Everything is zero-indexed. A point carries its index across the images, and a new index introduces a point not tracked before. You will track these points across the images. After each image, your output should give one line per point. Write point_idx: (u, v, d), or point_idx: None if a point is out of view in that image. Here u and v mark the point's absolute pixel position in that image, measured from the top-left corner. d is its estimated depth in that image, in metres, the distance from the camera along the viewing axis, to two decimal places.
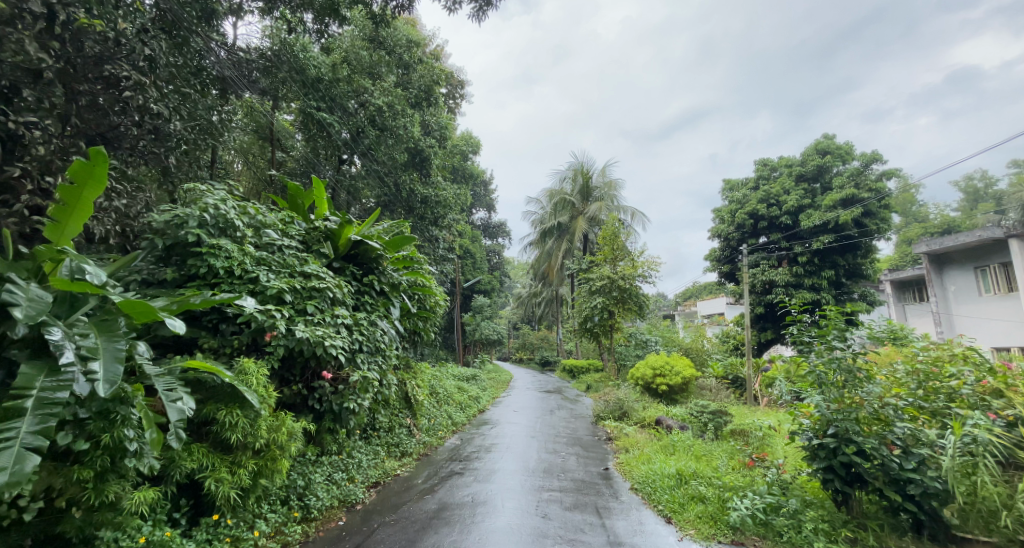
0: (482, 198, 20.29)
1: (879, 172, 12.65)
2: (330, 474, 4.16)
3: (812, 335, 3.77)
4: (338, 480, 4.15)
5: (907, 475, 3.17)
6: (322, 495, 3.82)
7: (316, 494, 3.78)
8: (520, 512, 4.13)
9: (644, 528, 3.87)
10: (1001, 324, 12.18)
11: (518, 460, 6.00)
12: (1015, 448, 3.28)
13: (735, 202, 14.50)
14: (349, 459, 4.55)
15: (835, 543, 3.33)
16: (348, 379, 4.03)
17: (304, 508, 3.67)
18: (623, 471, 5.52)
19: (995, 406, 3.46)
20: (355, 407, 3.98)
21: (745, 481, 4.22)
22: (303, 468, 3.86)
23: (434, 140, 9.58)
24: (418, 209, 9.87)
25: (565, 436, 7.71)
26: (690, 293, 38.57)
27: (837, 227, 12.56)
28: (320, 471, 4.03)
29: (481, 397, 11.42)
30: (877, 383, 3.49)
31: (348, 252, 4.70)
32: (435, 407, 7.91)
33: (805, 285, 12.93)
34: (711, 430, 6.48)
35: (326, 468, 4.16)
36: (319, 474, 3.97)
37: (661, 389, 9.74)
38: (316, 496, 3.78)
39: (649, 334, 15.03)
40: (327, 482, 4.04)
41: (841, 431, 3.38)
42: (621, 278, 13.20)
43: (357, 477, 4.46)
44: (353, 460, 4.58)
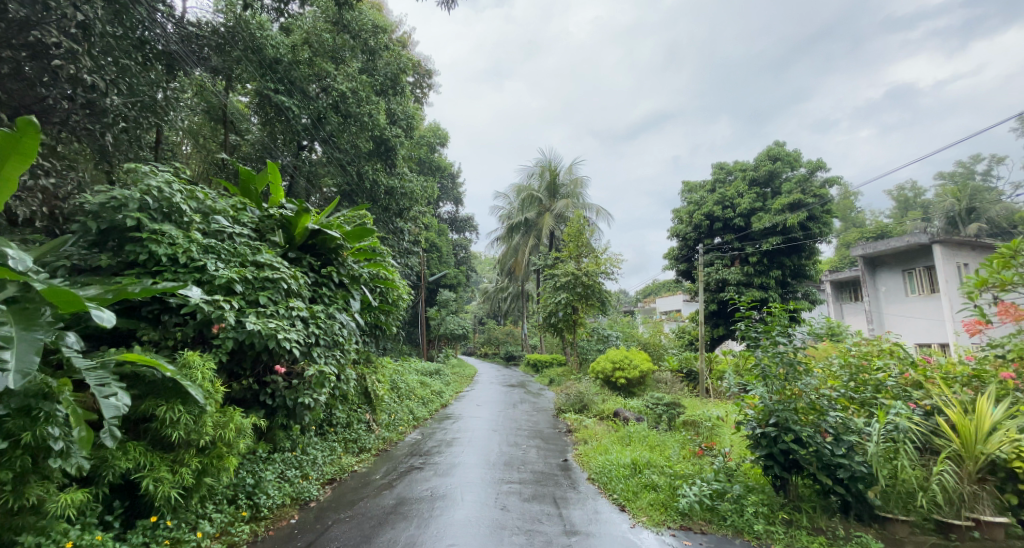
0: (449, 191, 20.05)
1: (823, 179, 13.42)
2: (282, 471, 4.02)
3: (758, 331, 3.97)
4: (291, 478, 4.02)
5: (837, 460, 3.41)
6: (273, 493, 3.67)
7: (266, 492, 3.63)
8: (479, 504, 4.15)
9: (599, 517, 3.98)
10: (924, 322, 13.27)
11: (480, 453, 6.01)
12: (931, 434, 3.60)
13: (694, 203, 15.05)
14: (303, 455, 4.42)
15: (772, 525, 3.56)
16: (302, 373, 3.90)
17: (253, 507, 3.53)
18: (582, 463, 5.64)
19: (915, 396, 3.78)
20: (310, 402, 3.86)
21: (694, 469, 4.41)
22: (253, 465, 3.72)
23: (400, 129, 9.32)
24: (382, 200, 9.62)
25: (527, 429, 7.77)
26: (650, 290, 39.83)
27: (784, 229, 13.26)
28: (272, 468, 3.89)
29: (443, 392, 11.34)
30: (814, 375, 3.74)
31: (305, 242, 4.53)
32: (396, 402, 7.79)
33: (754, 283, 13.60)
34: (665, 422, 6.72)
35: (279, 465, 4.02)
36: (271, 472, 3.84)
37: (620, 382, 10.03)
38: (266, 494, 3.63)
39: (611, 329, 15.34)
40: (279, 480, 3.90)
41: (781, 420, 3.60)
42: (585, 274, 13.43)
43: (311, 474, 4.34)
44: (307, 456, 4.45)
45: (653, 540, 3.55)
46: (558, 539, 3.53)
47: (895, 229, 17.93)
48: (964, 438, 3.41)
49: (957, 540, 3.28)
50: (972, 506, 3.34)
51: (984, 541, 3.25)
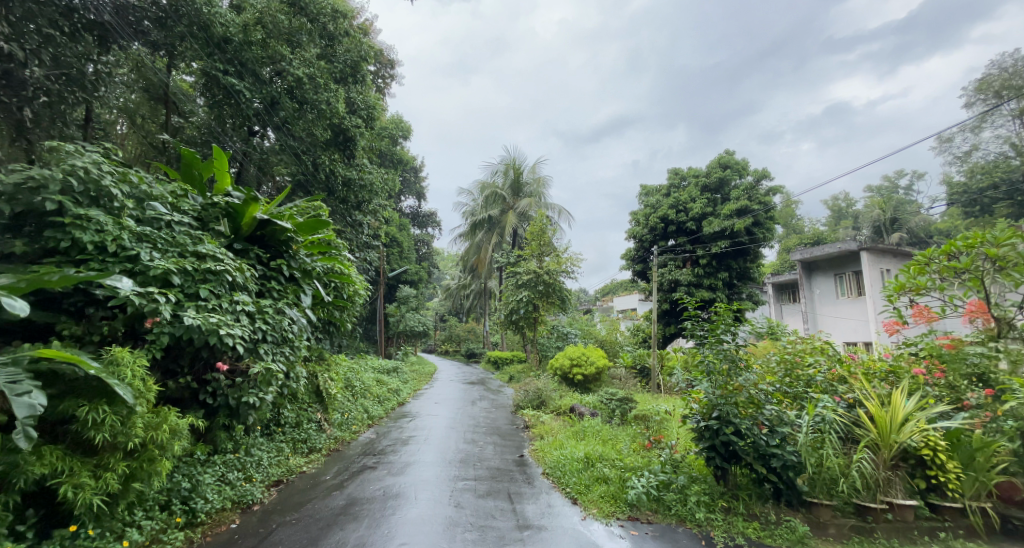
0: (411, 185, 19.68)
1: (767, 187, 14.21)
2: (222, 474, 3.83)
3: (704, 329, 4.17)
4: (233, 481, 3.83)
5: (772, 450, 3.65)
6: (211, 498, 3.50)
7: (204, 496, 3.46)
8: (432, 502, 4.13)
9: (552, 511, 4.06)
10: (852, 322, 14.35)
11: (436, 451, 5.99)
12: (853, 425, 3.91)
13: (650, 206, 15.66)
14: (247, 457, 4.24)
15: (712, 513, 3.77)
16: (247, 370, 3.74)
17: (188, 513, 3.36)
18: (537, 458, 5.73)
19: (840, 390, 4.10)
20: (255, 401, 3.70)
21: (643, 461, 4.57)
22: (190, 469, 3.54)
23: (360, 119, 9.03)
24: (339, 192, 9.31)
25: (485, 426, 7.79)
26: (608, 289, 40.77)
27: (732, 234, 13.95)
28: (211, 471, 3.71)
29: (401, 390, 11.14)
30: (753, 371, 3.97)
31: (252, 233, 4.31)
32: (350, 401, 7.59)
33: (704, 284, 14.26)
34: (618, 416, 6.93)
35: (219, 467, 3.83)
36: (209, 475, 3.65)
37: (577, 378, 10.26)
38: (203, 499, 3.46)
39: (570, 327, 15.48)
40: (218, 483, 3.72)
41: (723, 414, 3.80)
42: (547, 273, 13.61)
43: (255, 476, 4.16)
44: (251, 458, 4.28)
45: (603, 532, 3.66)
46: (511, 534, 3.57)
47: (832, 236, 19.22)
48: (881, 428, 3.72)
49: (873, 521, 3.57)
50: (886, 490, 3.65)
51: (896, 522, 3.55)
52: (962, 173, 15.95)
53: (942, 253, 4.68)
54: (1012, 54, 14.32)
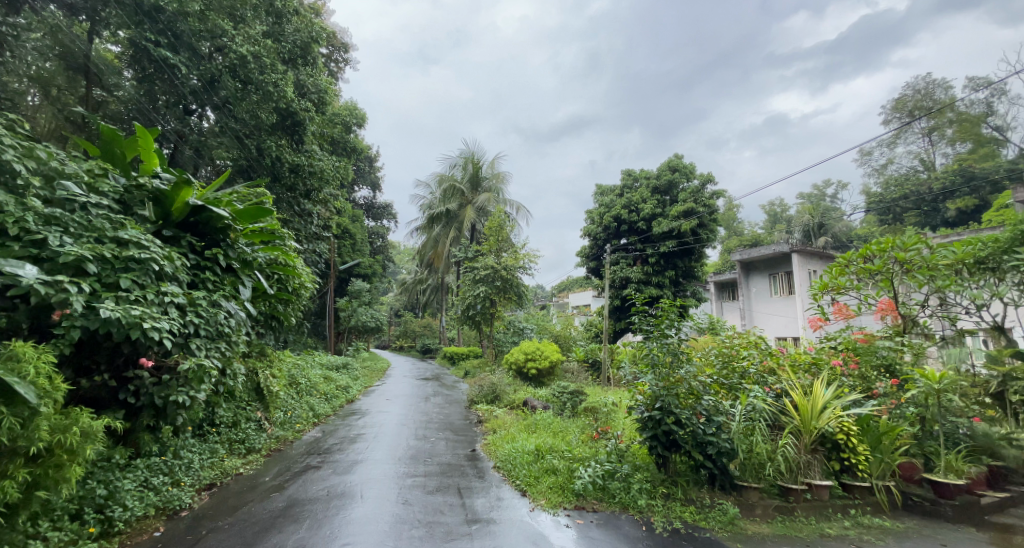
0: (365, 174, 19.09)
1: (712, 191, 14.93)
2: (145, 479, 3.57)
3: (651, 324, 4.35)
4: (157, 485, 3.59)
5: (708, 438, 3.86)
6: (132, 505, 3.27)
7: (123, 504, 3.22)
8: (380, 500, 4.07)
9: (501, 503, 4.11)
10: (782, 319, 15.40)
11: (386, 448, 5.90)
12: (780, 413, 4.21)
13: (604, 205, 16.10)
14: (175, 460, 3.98)
15: (653, 499, 3.95)
16: (175, 367, 3.49)
17: (104, 522, 3.11)
18: (489, 452, 5.76)
19: (769, 381, 4.41)
20: (184, 400, 3.46)
21: (590, 452, 4.72)
22: (106, 474, 3.27)
23: (310, 103, 8.64)
24: (286, 179, 8.87)
25: (437, 422, 7.73)
26: (564, 285, 41.48)
27: (679, 234, 14.57)
28: (132, 476, 3.44)
29: (351, 386, 10.84)
30: (693, 364, 4.18)
31: (184, 219, 4.02)
32: (294, 398, 7.30)
33: (652, 282, 14.88)
34: (569, 409, 7.11)
35: (142, 472, 3.56)
36: (130, 480, 3.40)
37: (531, 372, 10.40)
38: (123, 506, 3.22)
39: (525, 322, 15.51)
40: (140, 489, 3.46)
41: (665, 404, 3.97)
42: (504, 268, 13.65)
43: (184, 480, 3.92)
44: (180, 461, 4.02)
45: (550, 521, 3.75)
46: (459, 528, 3.58)
47: (769, 239, 20.50)
48: (803, 415, 4.04)
49: (794, 501, 3.86)
50: (805, 472, 3.97)
51: (813, 501, 3.87)
52: (880, 184, 17.48)
53: (859, 256, 5.14)
54: (924, 78, 15.85)
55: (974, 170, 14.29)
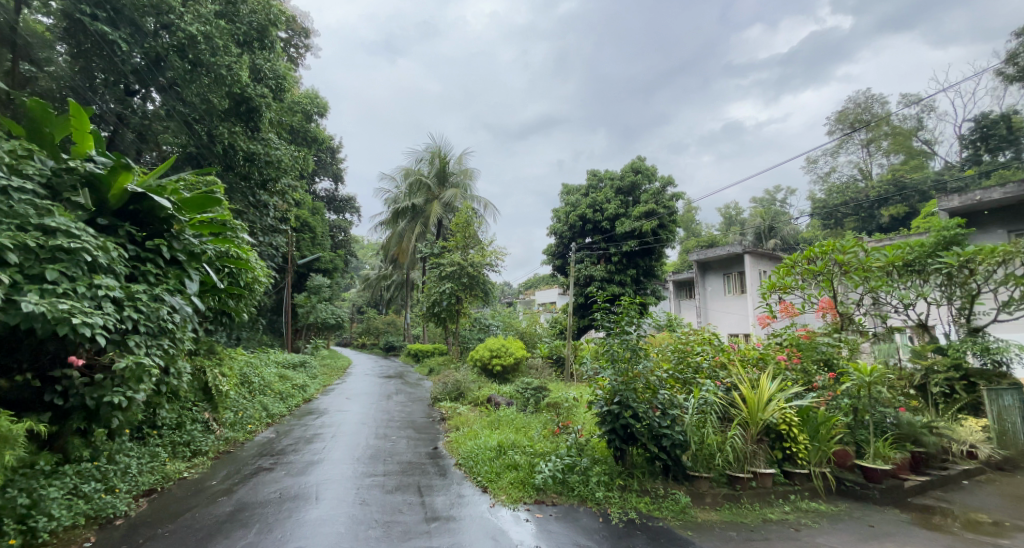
0: (327, 165, 18.51)
1: (672, 193, 15.42)
2: (74, 486, 3.35)
3: (611, 320, 4.46)
4: (88, 492, 3.39)
5: (662, 430, 4.01)
6: (59, 514, 3.07)
7: (48, 513, 3.01)
8: (336, 502, 3.99)
9: (460, 501, 4.12)
10: (734, 316, 16.09)
11: (344, 448, 5.78)
12: (730, 406, 4.42)
13: (570, 204, 16.35)
14: (109, 466, 3.75)
15: (610, 491, 4.07)
16: (110, 366, 3.29)
17: (26, 533, 2.91)
18: (451, 450, 5.75)
19: (721, 376, 4.62)
20: (121, 401, 3.25)
21: (551, 447, 4.79)
22: (29, 482, 3.06)
23: (267, 89, 8.31)
24: (240, 168, 8.49)
25: (399, 420, 7.63)
26: (530, 283, 41.80)
27: (640, 234, 14.97)
28: (59, 484, 3.22)
29: (308, 385, 10.52)
30: (650, 359, 4.32)
31: (123, 207, 3.78)
32: (245, 398, 7.01)
33: (615, 280, 15.24)
34: (532, 405, 7.18)
35: (70, 479, 3.34)
36: (57, 488, 3.18)
37: (496, 369, 10.44)
38: (47, 516, 3.01)
39: (493, 320, 16.19)
40: (68, 497, 3.25)
41: (623, 399, 4.09)
42: (470, 265, 13.57)
43: (119, 486, 3.69)
44: (115, 466, 3.79)
45: (509, 516, 3.79)
46: (417, 527, 3.56)
47: (724, 240, 21.36)
48: (750, 407, 4.26)
49: (740, 489, 4.07)
50: (751, 462, 4.19)
51: (758, 489, 4.09)
52: (824, 191, 18.50)
53: (805, 257, 5.46)
54: (864, 92, 16.93)
55: (905, 180, 15.44)
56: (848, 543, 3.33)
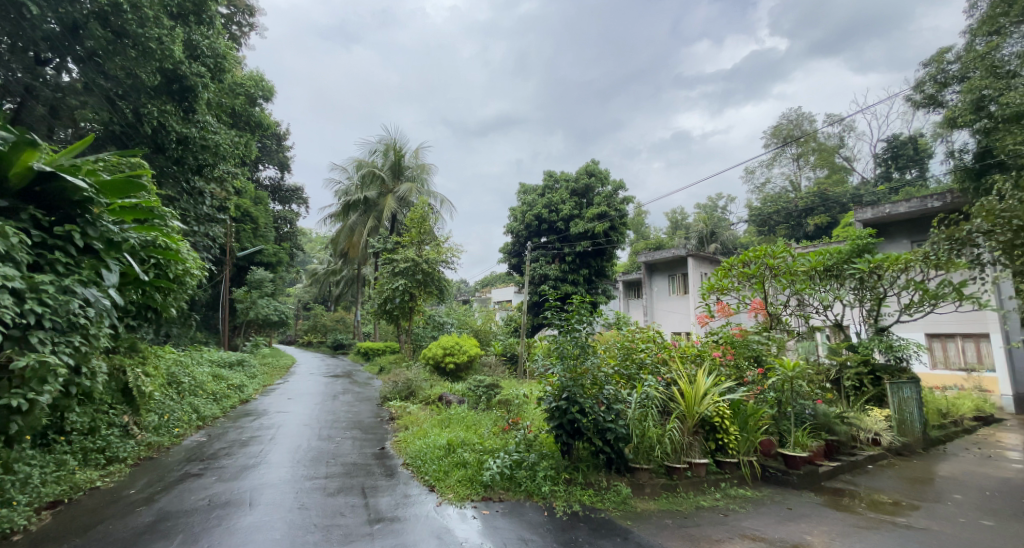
0: (272, 153, 17.67)
1: (623, 197, 15.94)
2: None
3: (561, 318, 4.56)
4: None
5: (607, 425, 4.14)
6: None
7: None
8: (272, 507, 3.82)
9: (407, 501, 4.07)
10: (677, 315, 16.87)
11: (284, 450, 5.55)
12: (669, 400, 4.65)
13: (527, 204, 16.47)
14: (6, 476, 3.39)
15: (556, 485, 4.16)
16: (9, 365, 2.99)
17: None
18: (398, 449, 5.67)
19: (662, 371, 4.85)
20: (23, 404, 2.97)
21: (500, 443, 4.83)
22: None
23: (205, 68, 7.77)
24: (172, 151, 7.90)
25: (345, 421, 7.42)
26: (486, 281, 41.90)
27: (593, 235, 15.38)
28: None
29: (246, 385, 9.96)
30: (597, 355, 4.45)
31: (27, 188, 3.41)
32: (173, 400, 6.54)
33: (568, 279, 15.57)
34: (483, 402, 7.20)
35: None
36: None
37: (449, 366, 10.39)
38: None
39: (447, 317, 15.50)
40: None
41: (571, 394, 4.19)
42: (425, 261, 13.35)
43: (19, 499, 3.35)
44: (13, 477, 3.43)
45: (455, 514, 3.79)
46: (360, 529, 3.49)
47: (670, 244, 22.31)
48: (687, 400, 4.52)
49: (677, 479, 4.28)
50: (687, 452, 4.43)
51: (693, 478, 4.33)
52: (759, 200, 19.69)
53: (739, 261, 5.81)
54: (797, 109, 18.24)
55: (829, 193, 16.84)
56: (770, 525, 3.59)
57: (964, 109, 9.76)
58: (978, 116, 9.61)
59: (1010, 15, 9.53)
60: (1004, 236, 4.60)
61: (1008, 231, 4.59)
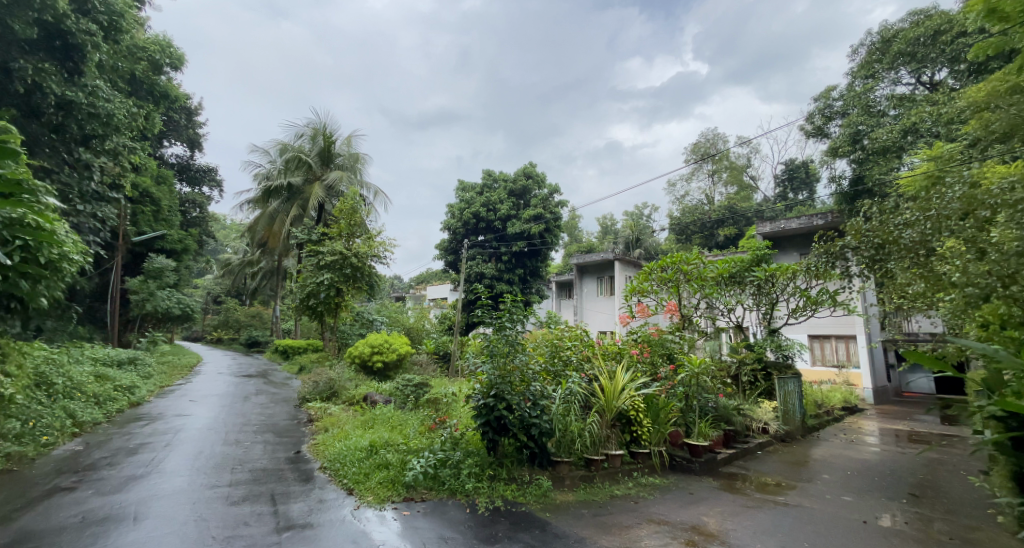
0: (180, 128, 15.99)
1: (558, 200, 16.42)
2: None
3: (493, 317, 4.58)
4: None
5: (532, 420, 4.23)
6: None
7: None
8: (162, 520, 3.47)
9: (321, 506, 3.88)
10: (604, 315, 17.64)
11: (181, 457, 5.06)
12: (591, 395, 4.85)
13: (464, 201, 16.32)
14: None
15: (480, 482, 4.18)
16: None
17: None
18: (316, 453, 5.38)
19: (585, 368, 5.06)
20: None
21: (425, 442, 4.75)
22: None
23: (96, 26, 6.92)
24: (50, 115, 6.89)
25: (257, 424, 6.91)
26: (420, 279, 41.13)
27: (529, 236, 15.69)
28: None
29: (139, 387, 8.92)
30: (526, 352, 4.52)
31: None
32: (41, 404, 5.70)
33: (504, 278, 15.71)
34: (410, 402, 7.05)
35: None
36: None
37: (376, 365, 10.06)
38: None
39: (377, 314, 15.36)
40: None
41: (499, 392, 4.22)
42: (354, 255, 12.81)
43: None
44: None
45: (373, 517, 3.69)
46: (267, 539, 3.28)
47: (599, 248, 23.26)
48: (607, 395, 4.77)
49: (595, 470, 4.48)
50: (605, 445, 4.65)
51: (609, 469, 4.55)
52: (679, 210, 21.14)
53: (659, 266, 6.22)
54: (713, 129, 19.85)
55: (737, 207, 18.55)
56: (674, 510, 3.89)
57: (843, 140, 11.17)
58: (853, 148, 11.06)
59: (882, 62, 11.19)
60: (869, 252, 5.34)
61: (871, 248, 5.34)
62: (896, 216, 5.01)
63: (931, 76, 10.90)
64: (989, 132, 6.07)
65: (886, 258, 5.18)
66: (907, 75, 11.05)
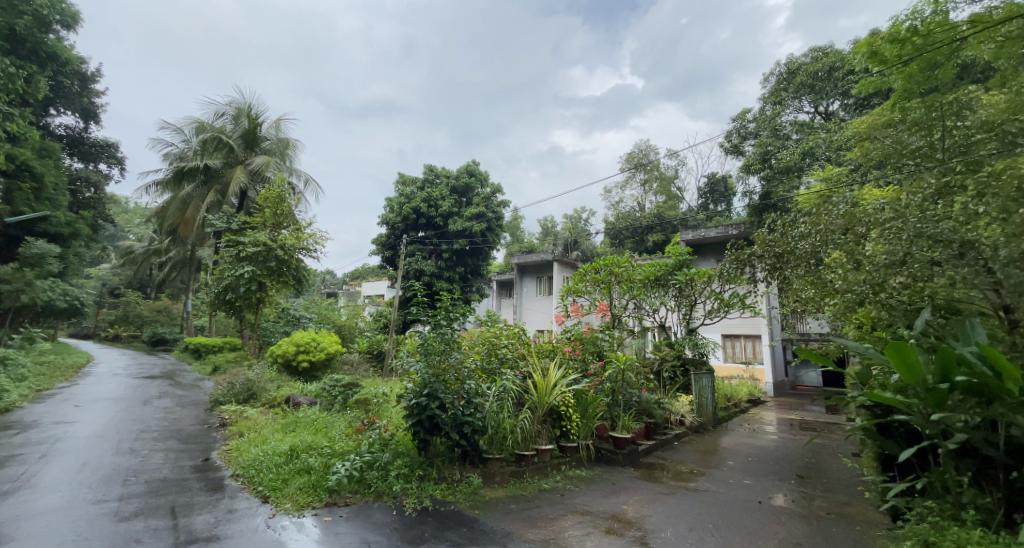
0: (69, 96, 14.12)
1: (501, 200, 16.55)
2: None
3: (428, 314, 4.48)
4: None
5: (466, 418, 4.21)
6: None
7: None
8: (33, 542, 3.05)
9: (230, 517, 3.60)
10: (542, 315, 18.01)
11: (62, 470, 4.47)
12: (524, 392, 4.91)
13: (404, 195, 15.86)
14: None
15: (408, 483, 4.10)
16: None
17: None
18: (228, 460, 4.98)
19: (520, 365, 5.11)
20: None
21: (352, 445, 4.56)
22: None
23: None
24: None
25: (159, 430, 6.28)
26: (356, 274, 39.52)
27: (470, 234, 15.65)
28: None
29: (10, 391, 7.76)
30: (461, 351, 4.49)
31: None
32: None
33: (444, 276, 15.52)
34: (338, 404, 6.72)
35: None
36: None
37: (301, 364, 9.52)
38: None
39: (304, 310, 14.31)
40: None
41: (432, 390, 4.16)
42: (280, 247, 12.02)
43: None
44: None
45: (290, 525, 3.48)
46: None
47: (537, 249, 23.63)
48: (540, 391, 4.87)
49: (525, 465, 4.56)
50: (536, 440, 4.74)
51: (539, 463, 4.65)
52: (613, 215, 22.06)
53: (592, 267, 6.46)
54: (647, 140, 20.91)
55: (666, 215, 19.72)
56: (598, 500, 4.05)
57: (755, 158, 12.25)
58: (763, 166, 12.19)
59: (788, 91, 12.41)
60: (770, 261, 5.82)
61: (772, 256, 5.80)
62: (793, 229, 5.49)
63: (828, 108, 12.12)
64: (869, 159, 6.92)
65: (784, 266, 5.67)
66: (807, 104, 12.30)
